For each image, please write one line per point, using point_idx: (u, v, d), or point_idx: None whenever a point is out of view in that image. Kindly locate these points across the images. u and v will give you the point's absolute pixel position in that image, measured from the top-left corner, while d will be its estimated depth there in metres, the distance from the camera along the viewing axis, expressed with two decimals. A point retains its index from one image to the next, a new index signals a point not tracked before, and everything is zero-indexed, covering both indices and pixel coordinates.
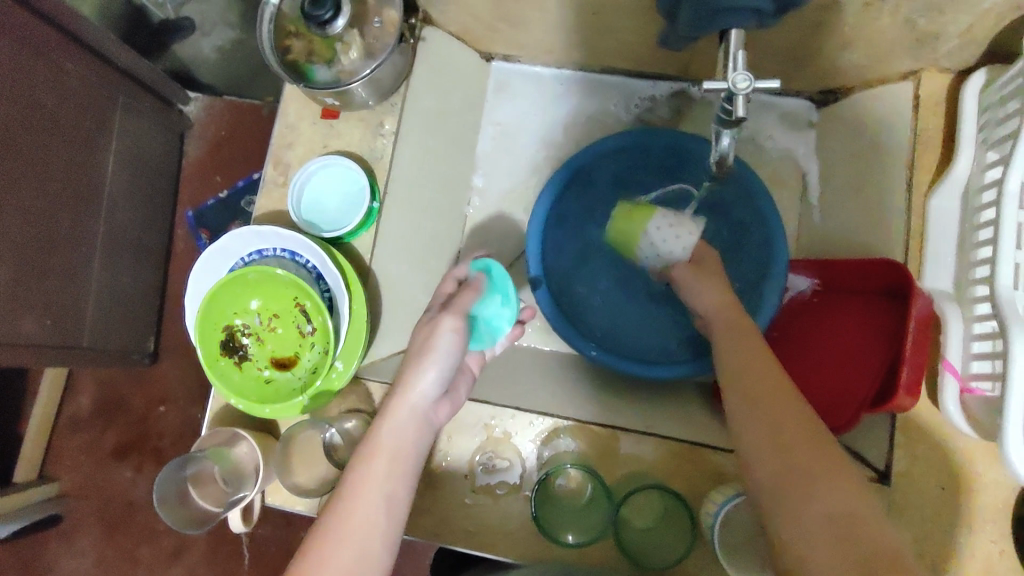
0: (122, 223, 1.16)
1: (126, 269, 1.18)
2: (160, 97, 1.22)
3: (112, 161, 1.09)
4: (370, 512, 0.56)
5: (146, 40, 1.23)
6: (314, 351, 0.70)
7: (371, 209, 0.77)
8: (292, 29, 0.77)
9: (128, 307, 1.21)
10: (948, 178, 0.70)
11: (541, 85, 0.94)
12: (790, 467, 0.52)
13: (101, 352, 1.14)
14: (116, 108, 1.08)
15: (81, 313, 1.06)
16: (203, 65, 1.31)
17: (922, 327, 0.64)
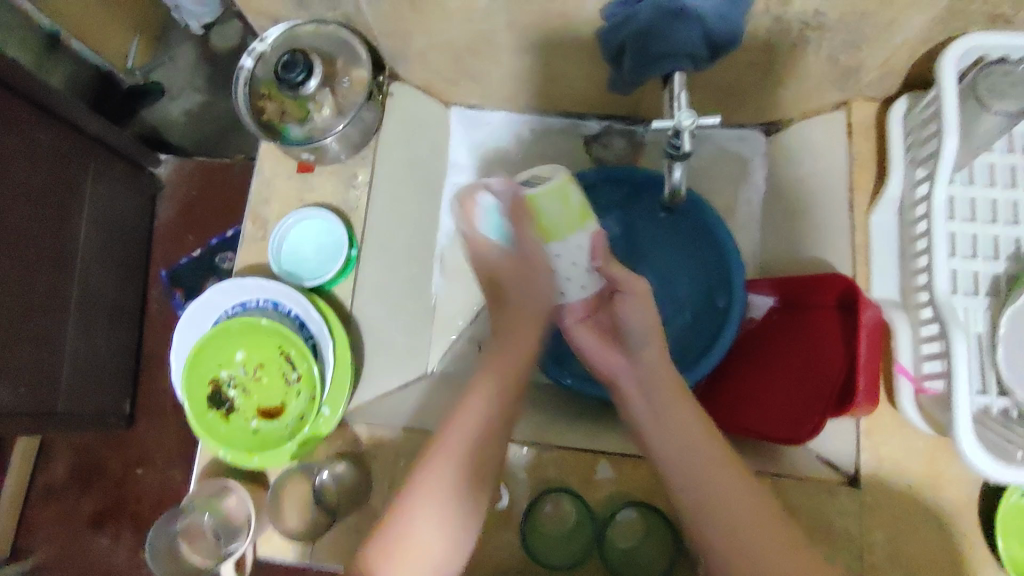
0: (97, 286, 1.16)
1: (101, 332, 1.18)
2: (130, 160, 1.25)
3: (85, 225, 1.10)
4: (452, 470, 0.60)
5: (116, 106, 1.35)
6: (300, 398, 0.72)
7: (350, 257, 0.80)
8: (265, 91, 0.81)
9: (104, 371, 1.20)
10: (882, 196, 0.76)
11: (502, 131, 1.00)
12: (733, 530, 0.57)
13: (77, 418, 1.13)
14: (88, 173, 1.10)
15: (56, 379, 1.06)
16: (174, 128, 1.38)
17: (873, 332, 0.68)
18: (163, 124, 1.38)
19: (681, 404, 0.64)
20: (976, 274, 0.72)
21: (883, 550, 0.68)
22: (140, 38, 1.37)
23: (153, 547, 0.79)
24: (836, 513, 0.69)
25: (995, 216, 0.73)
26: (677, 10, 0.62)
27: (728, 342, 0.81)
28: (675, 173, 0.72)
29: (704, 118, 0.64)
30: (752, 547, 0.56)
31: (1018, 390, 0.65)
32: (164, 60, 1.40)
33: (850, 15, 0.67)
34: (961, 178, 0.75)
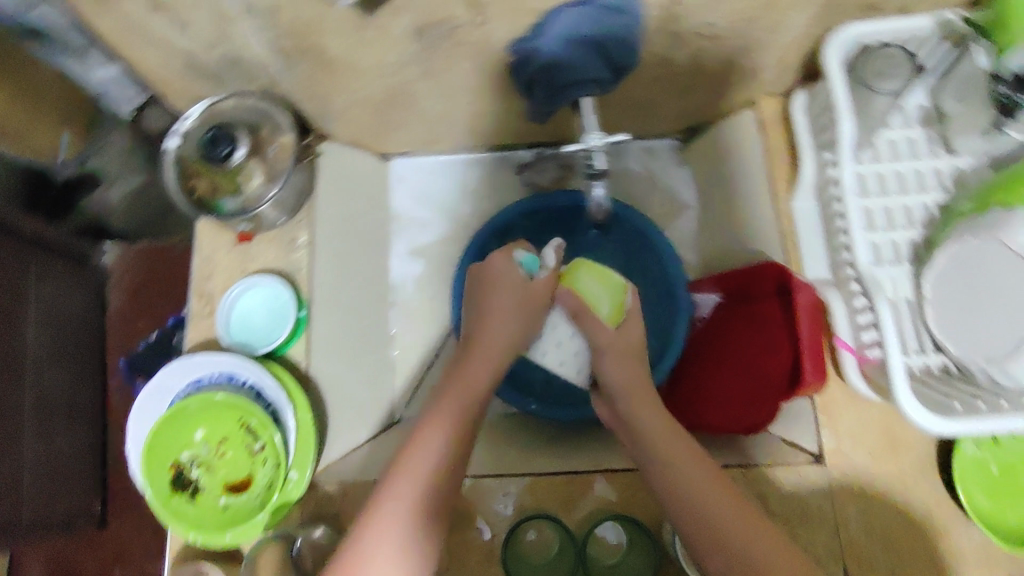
0: (53, 386, 1.14)
1: (61, 432, 1.15)
2: (71, 256, 1.24)
3: (32, 326, 1.08)
4: (391, 536, 0.57)
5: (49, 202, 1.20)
6: (267, 467, 0.71)
7: (299, 318, 0.79)
8: (194, 169, 0.81)
9: (69, 470, 1.17)
10: (800, 182, 0.79)
11: (436, 173, 1.03)
12: (718, 537, 0.57)
13: (45, 525, 1.09)
14: (30, 275, 1.08)
15: (19, 487, 1.02)
16: (115, 215, 1.28)
17: (812, 312, 0.73)
18: (102, 215, 1.27)
19: (661, 437, 0.66)
20: (895, 243, 0.75)
21: (855, 522, 0.71)
22: (71, 128, 1.10)
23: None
24: (808, 494, 0.71)
25: (906, 186, 0.78)
26: (575, 41, 0.69)
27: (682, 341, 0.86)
28: (597, 192, 0.76)
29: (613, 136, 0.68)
30: (736, 539, 0.57)
31: (949, 346, 0.66)
32: (99, 145, 1.15)
33: (740, 24, 0.71)
34: (870, 155, 0.79)
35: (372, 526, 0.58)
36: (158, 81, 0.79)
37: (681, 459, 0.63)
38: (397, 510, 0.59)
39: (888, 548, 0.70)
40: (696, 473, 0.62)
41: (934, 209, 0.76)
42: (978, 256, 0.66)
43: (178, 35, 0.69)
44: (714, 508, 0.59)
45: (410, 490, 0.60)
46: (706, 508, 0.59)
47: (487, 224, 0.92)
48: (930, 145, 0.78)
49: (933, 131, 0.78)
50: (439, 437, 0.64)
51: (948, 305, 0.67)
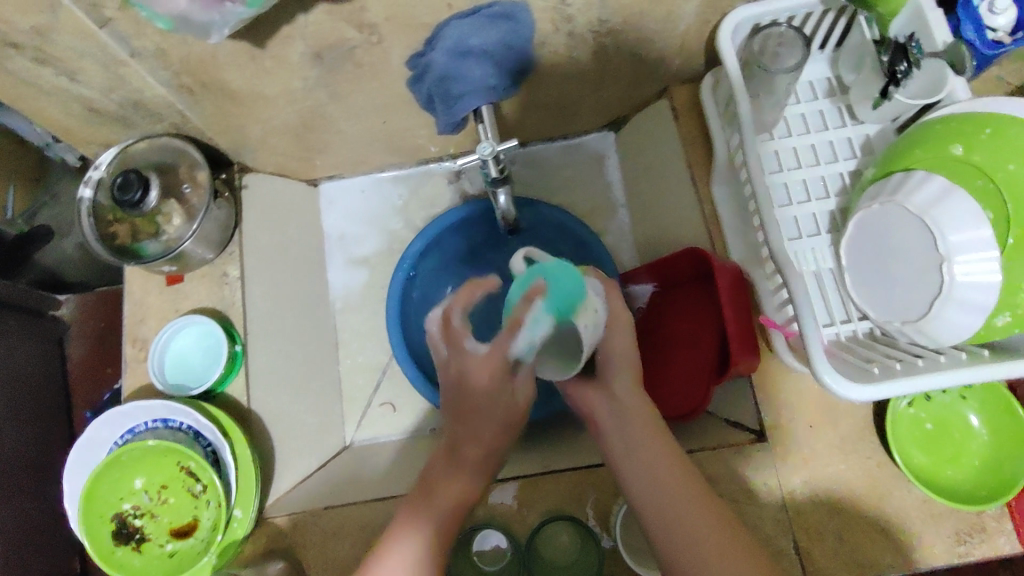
0: (12, 445, 1.05)
1: (27, 495, 1.06)
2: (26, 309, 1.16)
3: None
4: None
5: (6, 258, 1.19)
6: (210, 508, 0.71)
7: (234, 352, 0.78)
8: (112, 216, 0.81)
9: (39, 535, 1.08)
10: (716, 166, 0.79)
11: (364, 192, 1.03)
12: (688, 541, 0.56)
13: None
14: None
15: None
16: (70, 264, 1.27)
17: (736, 290, 0.74)
18: (58, 263, 1.26)
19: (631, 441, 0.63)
20: (814, 214, 0.77)
21: (801, 494, 0.71)
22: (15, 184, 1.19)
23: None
24: (753, 472, 0.72)
25: (818, 157, 0.79)
26: (464, 51, 0.68)
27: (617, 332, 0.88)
28: (501, 199, 0.78)
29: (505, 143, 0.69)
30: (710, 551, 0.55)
31: (870, 309, 0.68)
32: (45, 199, 1.24)
33: (631, 17, 0.73)
34: (780, 131, 0.80)
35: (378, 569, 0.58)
36: (64, 132, 0.79)
37: (656, 466, 0.61)
38: (405, 556, 0.58)
39: (836, 514, 0.71)
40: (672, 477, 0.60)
41: (846, 177, 0.78)
42: (882, 221, 0.66)
43: (74, 84, 0.69)
44: (697, 529, 0.56)
45: (406, 561, 0.58)
46: (692, 533, 0.56)
47: (418, 238, 0.95)
48: (837, 116, 0.81)
49: (838, 102, 0.81)
50: (469, 482, 0.65)
51: (865, 270, 0.68)
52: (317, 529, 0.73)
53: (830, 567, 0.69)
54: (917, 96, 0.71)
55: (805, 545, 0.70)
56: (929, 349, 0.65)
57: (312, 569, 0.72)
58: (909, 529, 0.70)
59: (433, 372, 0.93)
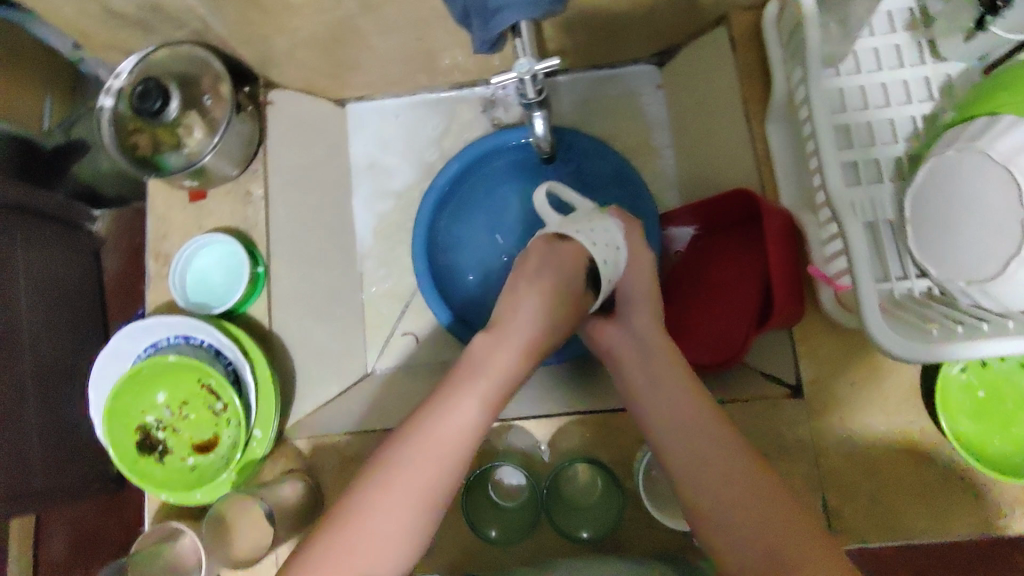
0: (50, 354, 1.05)
1: (68, 401, 1.07)
2: (64, 221, 1.15)
3: (25, 293, 1.01)
4: (448, 449, 0.52)
5: (43, 169, 1.14)
6: (231, 426, 0.71)
7: (256, 275, 0.77)
8: (133, 126, 0.78)
9: (79, 440, 1.09)
10: (772, 103, 0.73)
11: (392, 117, 0.99)
12: (723, 493, 0.52)
13: (60, 492, 1.04)
14: (18, 245, 0.99)
15: (27, 455, 0.97)
16: (105, 178, 1.23)
17: (782, 238, 0.69)
18: (95, 177, 1.22)
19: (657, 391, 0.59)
20: (877, 161, 0.70)
21: (834, 453, 0.69)
22: (53, 94, 1.13)
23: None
24: (786, 426, 0.70)
25: (888, 98, 0.72)
26: None
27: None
28: (537, 124, 0.72)
29: (544, 63, 0.64)
30: (742, 498, 0.51)
31: (930, 267, 0.61)
32: (82, 112, 1.17)
33: None
34: (847, 68, 0.73)
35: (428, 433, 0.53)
36: (83, 35, 0.75)
37: (682, 412, 0.57)
38: (457, 429, 0.53)
39: (872, 476, 0.68)
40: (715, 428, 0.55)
41: (917, 122, 0.71)
42: (958, 170, 0.59)
43: None
44: (735, 479, 0.52)
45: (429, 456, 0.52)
46: (732, 477, 0.52)
47: (463, 155, 0.91)
48: (915, 52, 0.73)
49: (918, 36, 0.73)
50: (513, 354, 0.60)
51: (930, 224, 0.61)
52: (332, 454, 0.72)
53: (858, 527, 0.67)
54: (1013, 31, 0.64)
55: (834, 504, 0.68)
56: (994, 314, 0.59)
57: (332, 490, 0.72)
58: (945, 496, 0.67)
59: (456, 305, 0.90)
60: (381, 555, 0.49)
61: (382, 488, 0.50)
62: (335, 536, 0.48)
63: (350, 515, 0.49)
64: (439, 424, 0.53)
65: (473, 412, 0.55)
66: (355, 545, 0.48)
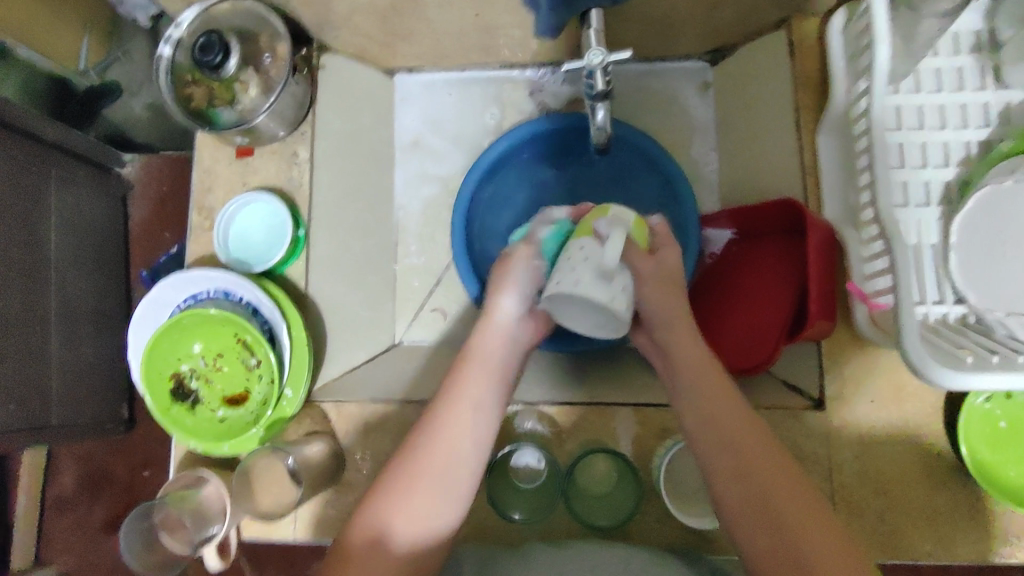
0: (75, 292, 1.07)
1: (88, 338, 1.08)
2: (99, 165, 1.16)
3: (55, 232, 1.01)
4: (459, 435, 0.60)
5: (75, 110, 1.18)
6: (262, 382, 0.73)
7: (296, 238, 0.79)
8: (189, 78, 0.79)
9: (96, 378, 1.11)
10: (827, 115, 0.73)
11: (438, 91, 0.98)
12: (749, 494, 0.55)
13: (74, 425, 1.06)
14: (51, 182, 1.00)
15: (47, 387, 0.99)
16: (138, 124, 1.24)
17: (822, 252, 0.69)
18: (128, 122, 1.24)
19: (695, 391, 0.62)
20: (927, 183, 0.71)
21: (849, 468, 0.69)
22: (89, 34, 1.17)
23: (128, 546, 0.72)
24: (805, 438, 0.70)
25: (945, 120, 0.71)
26: None
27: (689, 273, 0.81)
28: (599, 115, 0.71)
29: (616, 53, 0.63)
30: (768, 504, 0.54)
31: (971, 294, 0.65)
32: (119, 55, 1.21)
33: None
34: (908, 85, 0.72)
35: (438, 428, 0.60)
36: None
37: (717, 409, 0.60)
38: (461, 421, 0.61)
39: (882, 495, 0.69)
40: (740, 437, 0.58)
41: (973, 148, 0.70)
42: (1010, 198, 0.66)
43: None
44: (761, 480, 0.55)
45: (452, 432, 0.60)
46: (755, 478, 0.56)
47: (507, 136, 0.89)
48: (977, 77, 0.72)
49: (983, 60, 0.72)
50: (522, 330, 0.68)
51: (972, 254, 0.67)
52: (347, 422, 0.74)
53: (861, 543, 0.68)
54: None
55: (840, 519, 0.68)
56: None
57: (352, 453, 0.74)
58: (953, 523, 0.68)
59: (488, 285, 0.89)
60: (423, 515, 0.57)
61: (414, 485, 0.58)
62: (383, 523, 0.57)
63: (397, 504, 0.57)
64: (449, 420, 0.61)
65: (476, 397, 0.62)
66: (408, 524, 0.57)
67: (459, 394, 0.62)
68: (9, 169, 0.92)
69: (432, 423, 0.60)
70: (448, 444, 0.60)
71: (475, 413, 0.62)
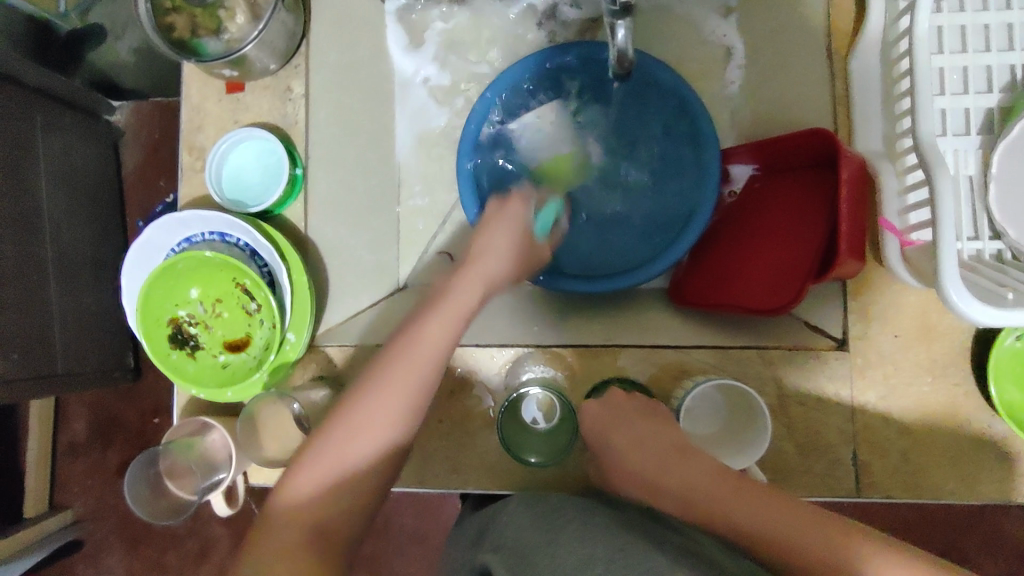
0: (71, 242, 1.03)
1: (88, 289, 1.06)
2: (82, 109, 1.08)
3: (45, 181, 0.97)
4: (396, 405, 0.55)
5: (58, 56, 1.10)
6: (264, 327, 0.70)
7: (294, 176, 0.75)
8: (169, 5, 0.73)
9: (100, 328, 1.08)
10: (863, 39, 0.69)
11: (439, 21, 0.91)
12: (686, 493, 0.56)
13: (81, 376, 1.04)
14: (37, 129, 0.95)
15: (50, 338, 0.97)
16: (125, 70, 1.18)
17: (854, 185, 0.64)
18: (114, 69, 1.17)
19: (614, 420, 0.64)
20: (966, 110, 0.66)
21: (873, 410, 0.67)
22: None
23: (133, 492, 0.73)
24: (828, 380, 0.68)
25: (989, 43, 0.66)
26: None
27: (711, 201, 0.75)
28: (620, 35, 0.64)
29: None
30: (701, 502, 0.55)
31: (1009, 229, 0.62)
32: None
33: None
34: (950, 4, 0.66)
35: (387, 371, 0.55)
36: None
37: (634, 435, 0.62)
38: (439, 333, 0.57)
39: (903, 436, 0.66)
40: (656, 446, 0.61)
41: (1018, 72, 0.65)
42: None
43: None
44: (690, 475, 0.57)
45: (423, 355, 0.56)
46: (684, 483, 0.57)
47: (499, 81, 0.81)
48: None
49: None
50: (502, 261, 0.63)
51: (1014, 180, 0.62)
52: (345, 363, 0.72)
53: (884, 483, 0.66)
54: None
55: (864, 461, 0.66)
56: None
57: None
58: (977, 463, 0.65)
59: None
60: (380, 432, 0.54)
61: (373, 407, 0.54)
62: (341, 444, 0.54)
63: (351, 433, 0.54)
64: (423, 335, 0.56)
65: (450, 323, 0.57)
66: (364, 443, 0.54)
67: (406, 359, 0.55)
68: None
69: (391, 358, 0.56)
70: (404, 378, 0.55)
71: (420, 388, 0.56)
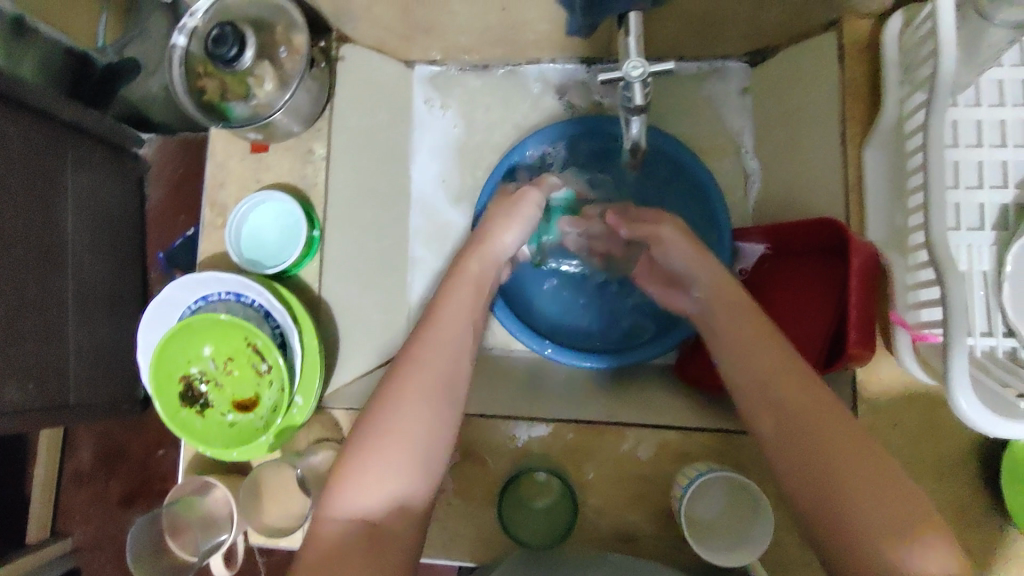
0: (92, 276, 1.06)
1: (104, 322, 1.08)
2: (116, 146, 1.12)
3: (70, 214, 0.99)
4: (424, 412, 0.55)
5: (93, 90, 1.14)
6: (270, 388, 0.71)
7: (312, 238, 0.76)
8: (202, 69, 0.76)
9: (114, 360, 1.10)
10: (877, 127, 0.67)
11: (460, 85, 0.94)
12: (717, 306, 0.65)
13: (92, 408, 1.06)
14: (67, 166, 0.98)
15: (65, 369, 0.98)
16: (155, 104, 1.21)
17: (860, 278, 0.66)
18: (145, 102, 1.21)
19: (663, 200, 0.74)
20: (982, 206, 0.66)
21: None
22: (108, 11, 1.13)
23: (136, 551, 0.73)
24: None
25: (1005, 138, 0.66)
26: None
27: None
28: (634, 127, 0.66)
29: (658, 64, 0.58)
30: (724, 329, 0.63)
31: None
32: (135, 32, 1.16)
33: None
34: (966, 98, 0.67)
35: (409, 374, 0.56)
36: None
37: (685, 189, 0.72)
38: (452, 325, 0.60)
39: None
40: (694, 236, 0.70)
41: None
42: None
43: None
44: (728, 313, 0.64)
45: (439, 357, 0.58)
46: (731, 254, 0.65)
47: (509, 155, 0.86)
48: None
49: None
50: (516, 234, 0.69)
51: None
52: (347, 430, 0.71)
53: None
54: None
55: None
56: None
57: None
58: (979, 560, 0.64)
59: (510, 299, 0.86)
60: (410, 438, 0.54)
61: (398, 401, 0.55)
62: (376, 455, 0.53)
63: (380, 443, 0.54)
64: (440, 332, 0.59)
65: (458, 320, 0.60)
66: (392, 455, 0.53)
67: (411, 379, 0.56)
68: (26, 152, 0.89)
69: (409, 362, 0.57)
70: (429, 379, 0.56)
71: (438, 421, 0.56)
